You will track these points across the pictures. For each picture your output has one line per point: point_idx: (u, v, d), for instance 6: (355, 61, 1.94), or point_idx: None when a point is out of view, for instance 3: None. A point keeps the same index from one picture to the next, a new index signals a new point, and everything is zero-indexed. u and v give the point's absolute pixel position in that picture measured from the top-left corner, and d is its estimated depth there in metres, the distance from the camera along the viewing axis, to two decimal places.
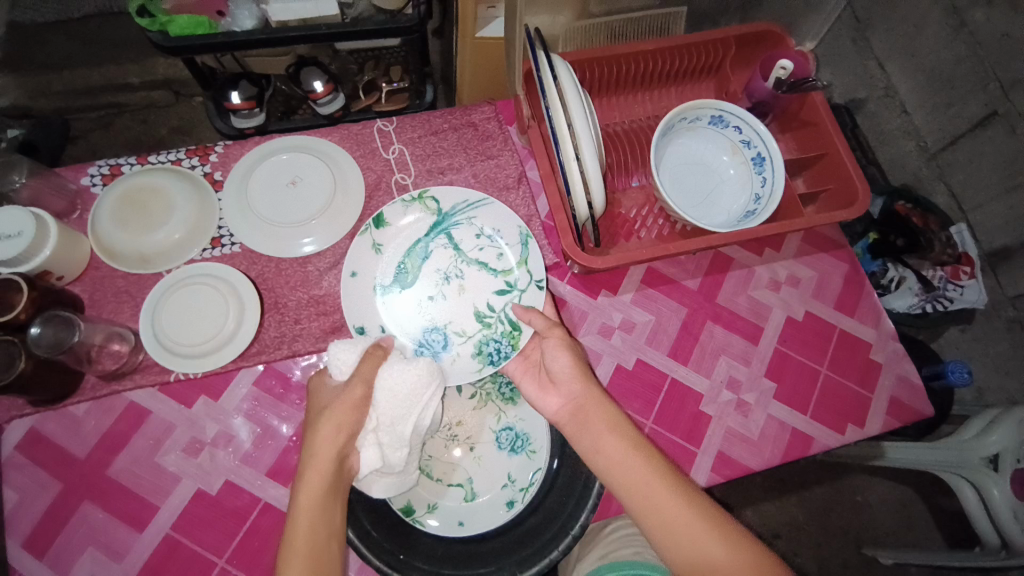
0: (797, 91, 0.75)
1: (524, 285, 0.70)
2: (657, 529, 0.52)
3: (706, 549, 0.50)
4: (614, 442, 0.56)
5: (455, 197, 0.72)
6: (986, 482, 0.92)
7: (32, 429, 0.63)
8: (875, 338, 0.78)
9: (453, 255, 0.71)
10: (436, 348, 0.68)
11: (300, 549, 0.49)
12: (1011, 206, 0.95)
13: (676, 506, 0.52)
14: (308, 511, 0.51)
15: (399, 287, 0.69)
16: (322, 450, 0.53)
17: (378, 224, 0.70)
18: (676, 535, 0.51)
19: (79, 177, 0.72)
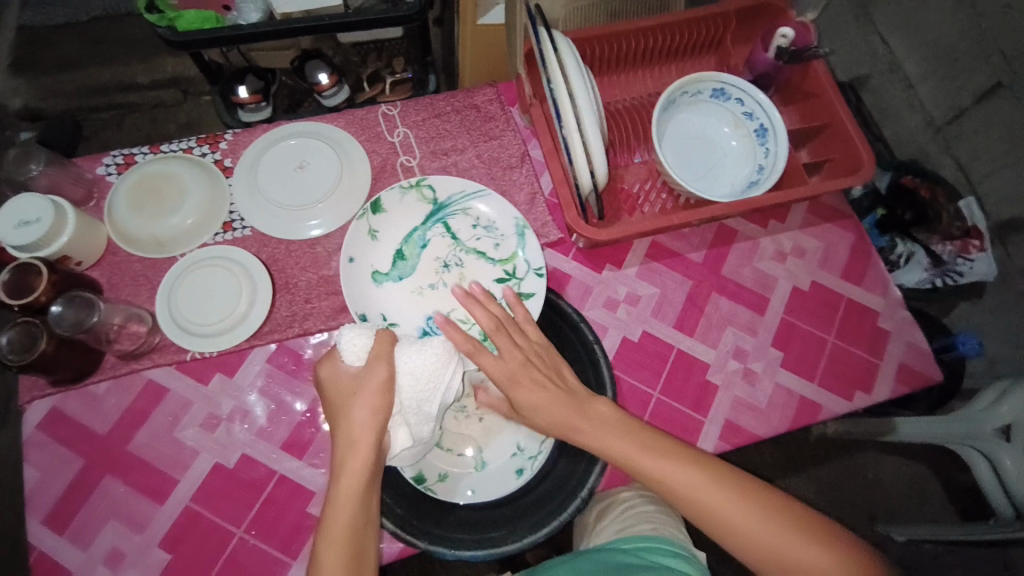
0: (799, 60, 0.74)
1: (522, 273, 0.71)
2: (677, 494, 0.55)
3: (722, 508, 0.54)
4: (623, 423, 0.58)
5: (452, 187, 0.73)
6: (997, 453, 0.91)
7: (53, 408, 0.65)
8: (883, 305, 0.78)
9: (451, 244, 0.73)
10: (441, 334, 0.70)
11: (338, 534, 0.51)
12: (1021, 176, 0.94)
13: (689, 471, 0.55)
14: (346, 502, 0.52)
15: (398, 274, 0.72)
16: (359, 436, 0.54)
17: (375, 210, 0.71)
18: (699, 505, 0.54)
19: (94, 167, 0.74)
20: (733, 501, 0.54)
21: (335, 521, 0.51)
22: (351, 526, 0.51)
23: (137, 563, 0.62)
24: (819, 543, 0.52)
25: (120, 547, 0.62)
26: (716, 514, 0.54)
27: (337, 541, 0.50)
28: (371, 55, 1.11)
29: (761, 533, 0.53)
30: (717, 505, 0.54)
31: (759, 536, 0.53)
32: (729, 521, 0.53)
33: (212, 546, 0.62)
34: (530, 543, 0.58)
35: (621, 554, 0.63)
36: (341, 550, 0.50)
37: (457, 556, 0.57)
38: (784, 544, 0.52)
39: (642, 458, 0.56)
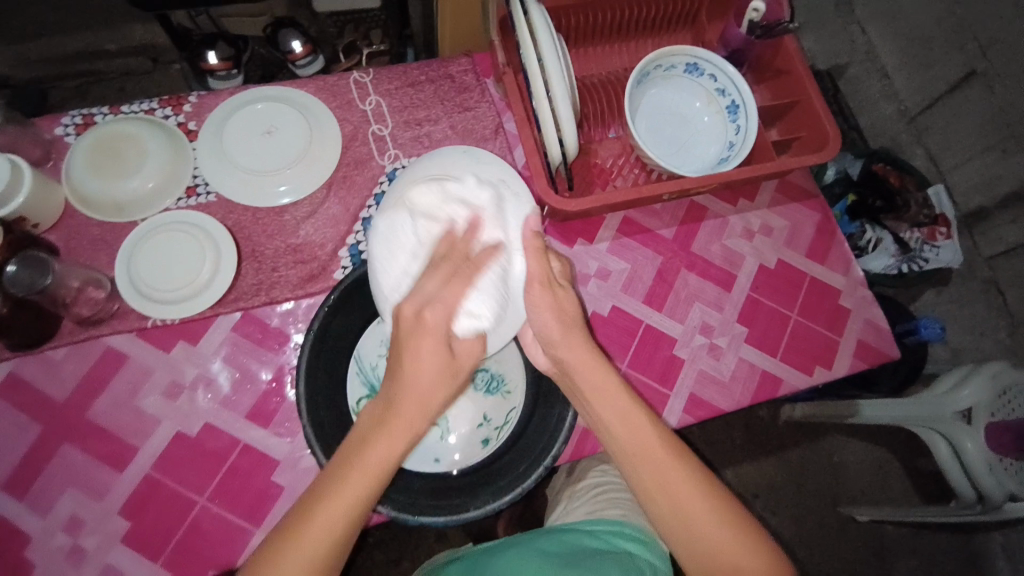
0: (771, 35, 0.75)
1: None
2: (646, 489, 0.49)
3: (693, 513, 0.48)
4: (612, 411, 0.51)
5: None
6: (958, 436, 0.87)
7: (10, 373, 0.64)
8: (844, 284, 0.80)
9: None
10: None
11: (366, 465, 0.45)
12: (986, 165, 0.96)
13: (665, 463, 0.49)
14: (394, 441, 0.46)
15: None
16: (415, 370, 0.47)
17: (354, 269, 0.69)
18: (645, 467, 0.49)
19: (52, 127, 0.72)
20: (683, 473, 0.49)
21: (360, 451, 0.46)
22: (383, 461, 0.46)
23: (96, 530, 0.61)
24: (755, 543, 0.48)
25: (79, 516, 0.61)
26: (657, 488, 0.49)
27: (365, 472, 0.45)
28: (347, 27, 1.08)
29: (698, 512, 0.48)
30: (663, 475, 0.49)
31: (715, 541, 0.48)
32: (698, 527, 0.48)
33: (175, 514, 0.62)
34: (494, 509, 0.58)
35: (585, 537, 0.61)
36: (361, 484, 0.45)
37: (420, 523, 0.57)
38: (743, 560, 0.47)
39: (623, 438, 0.50)
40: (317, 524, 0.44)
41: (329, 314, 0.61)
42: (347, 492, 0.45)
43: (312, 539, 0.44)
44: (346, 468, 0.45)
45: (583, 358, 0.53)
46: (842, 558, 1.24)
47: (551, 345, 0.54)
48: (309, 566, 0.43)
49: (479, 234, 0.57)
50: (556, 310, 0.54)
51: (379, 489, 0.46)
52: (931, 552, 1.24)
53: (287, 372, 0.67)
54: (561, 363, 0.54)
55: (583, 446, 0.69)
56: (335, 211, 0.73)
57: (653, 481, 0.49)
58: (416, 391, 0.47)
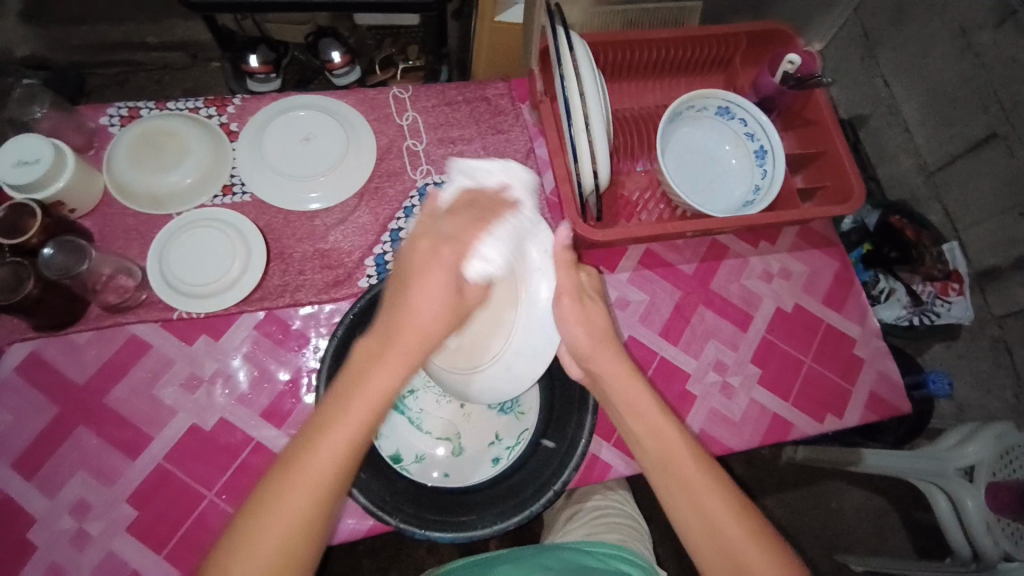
0: (803, 87, 0.77)
1: None
2: (673, 501, 0.50)
3: (720, 526, 0.48)
4: (637, 416, 0.53)
5: None
6: (961, 494, 0.87)
7: (33, 352, 0.65)
8: (860, 335, 0.80)
9: None
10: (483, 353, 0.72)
11: (371, 388, 0.45)
12: (1004, 227, 0.97)
13: (689, 473, 0.50)
14: (393, 367, 0.46)
15: None
16: (420, 302, 0.50)
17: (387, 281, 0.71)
18: (672, 476, 0.50)
19: (97, 116, 0.73)
20: (714, 488, 0.50)
21: (368, 374, 0.46)
22: (386, 388, 0.45)
23: (103, 516, 0.61)
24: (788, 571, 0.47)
25: (87, 499, 0.61)
26: (685, 499, 0.50)
27: (367, 396, 0.45)
28: (386, 40, 1.10)
29: (730, 529, 0.48)
30: (693, 489, 0.49)
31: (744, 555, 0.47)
32: (727, 538, 0.48)
33: (182, 506, 0.62)
34: (500, 530, 0.58)
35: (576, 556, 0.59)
36: (364, 411, 0.44)
37: (427, 537, 0.57)
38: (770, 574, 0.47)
39: (651, 445, 0.52)
40: (323, 447, 0.42)
41: (353, 324, 0.62)
42: (351, 415, 0.44)
43: (313, 471, 0.42)
44: (350, 399, 0.44)
45: (615, 370, 0.55)
46: None
47: (580, 355, 0.56)
48: (313, 499, 0.41)
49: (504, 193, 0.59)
50: (586, 322, 0.57)
51: (378, 415, 0.45)
52: None
53: (304, 375, 0.68)
54: (593, 373, 0.56)
55: (590, 474, 0.70)
56: (364, 220, 0.75)
57: (678, 491, 0.50)
58: (420, 320, 0.49)
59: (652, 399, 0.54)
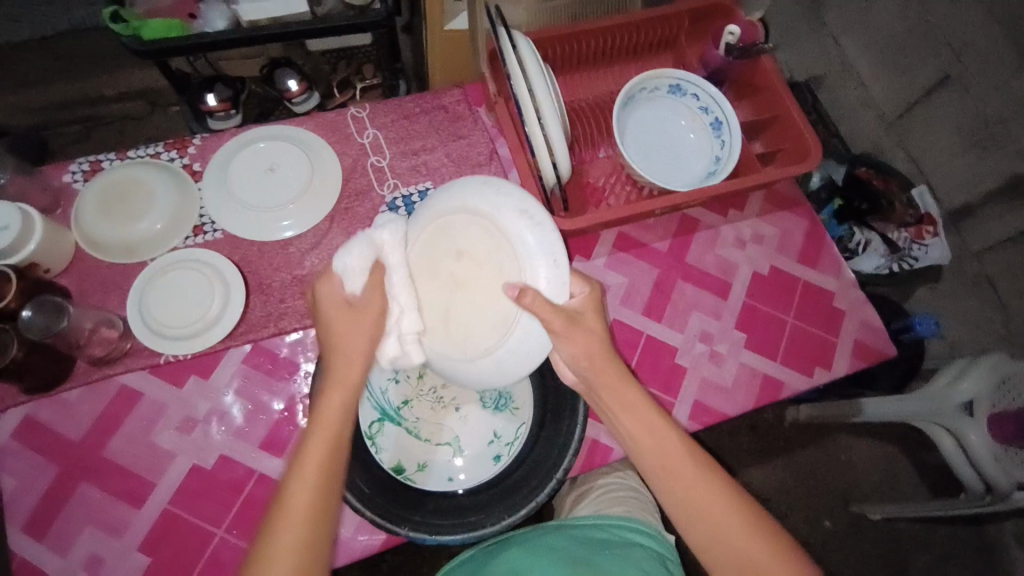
0: (748, 56, 0.78)
1: None
2: (674, 500, 0.51)
3: (722, 521, 0.49)
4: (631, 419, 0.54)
5: None
6: (964, 429, 0.88)
7: (26, 416, 0.65)
8: (837, 286, 0.82)
9: None
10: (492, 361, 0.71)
11: (321, 425, 0.49)
12: (968, 164, 0.99)
13: (688, 474, 0.51)
14: (335, 394, 0.51)
15: None
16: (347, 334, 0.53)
17: None
18: (671, 476, 0.51)
19: (60, 174, 0.74)
20: (721, 497, 0.50)
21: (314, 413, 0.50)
22: (335, 414, 0.50)
23: (116, 569, 0.61)
24: (789, 560, 0.48)
25: (98, 555, 0.61)
26: (686, 497, 0.51)
27: (322, 434, 0.48)
28: (340, 63, 1.11)
29: (744, 543, 0.49)
30: (690, 488, 0.51)
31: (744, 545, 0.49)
32: (726, 531, 0.49)
33: (194, 547, 0.62)
34: (507, 526, 0.59)
35: (596, 531, 0.61)
36: (320, 448, 0.48)
37: (437, 541, 0.59)
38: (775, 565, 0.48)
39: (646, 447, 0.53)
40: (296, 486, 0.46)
41: None
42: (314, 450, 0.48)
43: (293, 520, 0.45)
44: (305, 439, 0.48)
45: (605, 373, 0.55)
46: (857, 558, 1.23)
47: (578, 364, 0.55)
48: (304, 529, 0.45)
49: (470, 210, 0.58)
50: (585, 336, 0.55)
51: (339, 444, 0.49)
52: (945, 548, 1.23)
53: (298, 401, 0.68)
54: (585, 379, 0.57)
55: (592, 459, 0.70)
56: (338, 241, 0.75)
57: (678, 490, 0.51)
58: (348, 344, 0.53)
59: (656, 415, 0.54)
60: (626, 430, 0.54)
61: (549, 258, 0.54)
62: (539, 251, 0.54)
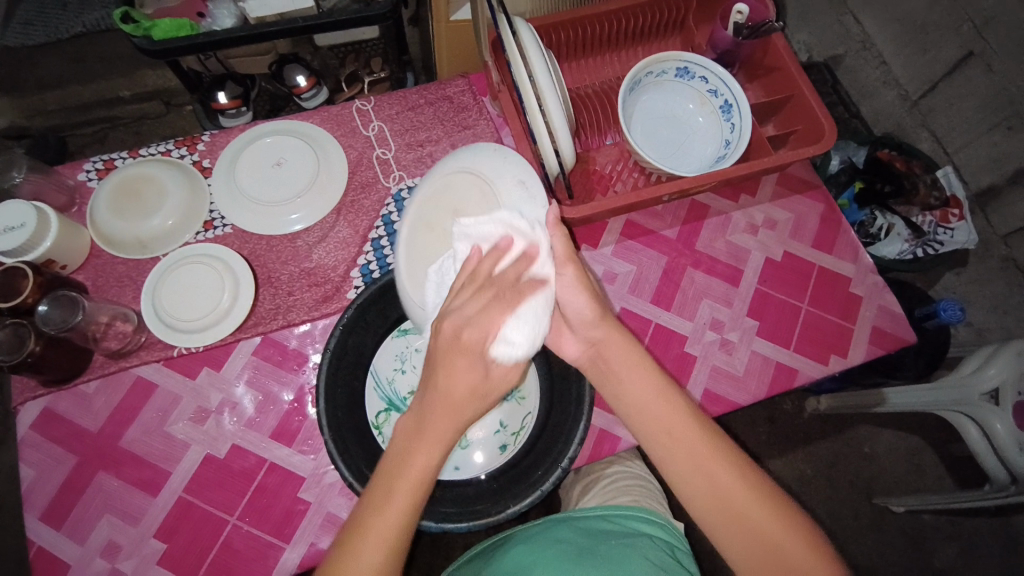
0: (757, 36, 0.76)
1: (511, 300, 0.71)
2: (679, 471, 0.51)
3: (728, 490, 0.49)
4: (642, 392, 0.54)
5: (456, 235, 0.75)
6: (989, 419, 0.85)
7: (45, 408, 0.67)
8: (854, 272, 0.79)
9: None
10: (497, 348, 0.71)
11: (405, 481, 0.47)
12: (995, 143, 0.95)
13: (695, 443, 0.51)
14: (430, 448, 0.47)
15: None
16: (447, 379, 0.48)
17: None
18: (675, 448, 0.52)
19: (75, 173, 0.76)
20: (727, 467, 0.50)
21: (403, 465, 0.47)
22: (424, 470, 0.47)
23: (133, 555, 0.63)
24: (792, 527, 0.48)
25: (116, 540, 0.63)
26: (692, 468, 0.51)
27: (404, 491, 0.47)
28: (349, 57, 1.10)
29: (750, 510, 0.49)
30: (699, 458, 0.51)
31: (750, 513, 0.49)
32: (732, 496, 0.49)
33: (207, 534, 0.64)
34: (512, 514, 0.59)
35: (600, 522, 0.61)
36: (403, 504, 0.46)
37: (443, 529, 0.58)
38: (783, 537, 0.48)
39: (656, 418, 0.53)
40: (371, 535, 0.46)
41: (345, 333, 0.64)
42: (394, 504, 0.46)
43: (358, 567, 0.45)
44: (391, 486, 0.47)
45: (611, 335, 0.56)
46: (880, 551, 1.20)
47: (585, 327, 0.57)
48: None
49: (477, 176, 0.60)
50: (587, 292, 0.56)
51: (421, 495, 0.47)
52: (972, 541, 1.20)
53: (307, 392, 0.69)
54: (594, 345, 0.57)
55: (600, 449, 0.70)
56: (344, 234, 0.76)
57: (681, 462, 0.51)
58: (458, 395, 0.48)
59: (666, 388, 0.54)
60: (635, 404, 0.54)
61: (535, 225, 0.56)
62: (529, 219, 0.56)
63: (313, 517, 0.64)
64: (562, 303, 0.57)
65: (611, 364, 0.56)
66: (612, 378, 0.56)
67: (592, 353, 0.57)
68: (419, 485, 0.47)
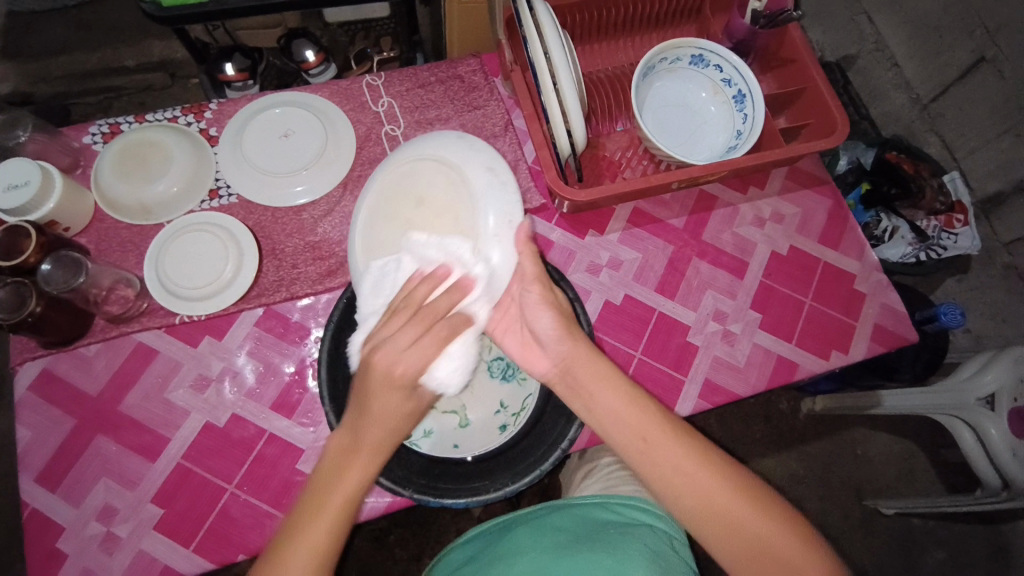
0: (775, 24, 0.76)
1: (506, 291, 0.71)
2: (654, 474, 0.51)
3: (704, 484, 0.49)
4: (610, 399, 0.53)
5: None
6: (983, 423, 0.85)
7: (44, 369, 0.67)
8: (859, 269, 0.79)
9: None
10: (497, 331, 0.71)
11: (332, 500, 0.45)
12: (1002, 150, 0.94)
13: (665, 440, 0.51)
14: (359, 467, 0.46)
15: None
16: (379, 399, 0.47)
17: None
18: (648, 451, 0.51)
19: (80, 136, 0.75)
20: (700, 463, 0.50)
21: (331, 484, 0.46)
22: (353, 487, 0.46)
23: (129, 519, 0.63)
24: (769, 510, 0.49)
25: (112, 504, 0.63)
26: (666, 466, 0.50)
27: (330, 511, 0.45)
28: (358, 35, 1.10)
29: (728, 504, 0.49)
30: (673, 459, 0.50)
31: (729, 506, 0.49)
32: (709, 491, 0.49)
33: (204, 501, 0.63)
34: (511, 491, 0.59)
35: (598, 510, 0.61)
36: (322, 536, 0.44)
37: (441, 504, 0.59)
38: (761, 524, 0.48)
39: (622, 427, 0.52)
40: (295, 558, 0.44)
41: (347, 306, 0.63)
42: (320, 525, 0.45)
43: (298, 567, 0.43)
44: (314, 513, 0.45)
45: (577, 350, 0.56)
46: (867, 551, 1.21)
47: (553, 342, 0.56)
48: None
49: (439, 164, 0.60)
50: (556, 310, 0.57)
51: (350, 517, 0.46)
52: (959, 545, 1.21)
53: (308, 365, 0.69)
54: (563, 361, 0.56)
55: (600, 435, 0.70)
56: (351, 209, 0.75)
57: (654, 463, 0.51)
58: (384, 414, 0.47)
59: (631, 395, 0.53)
60: (610, 413, 0.53)
61: (506, 217, 0.58)
62: (499, 211, 0.58)
63: None
64: (530, 320, 0.57)
65: (581, 378, 0.55)
66: (580, 390, 0.55)
67: (561, 366, 0.56)
68: (347, 505, 0.45)
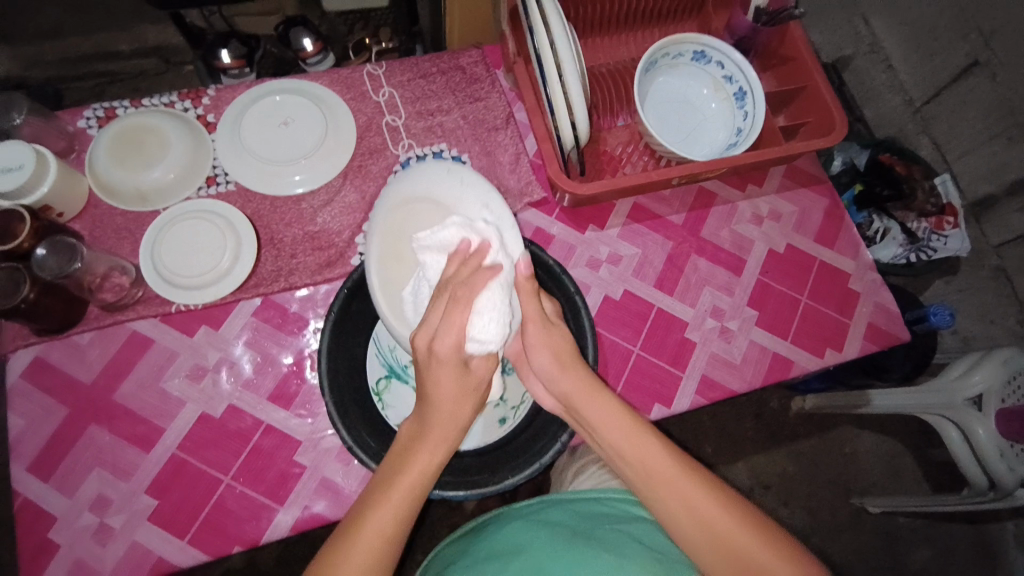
0: (776, 22, 0.77)
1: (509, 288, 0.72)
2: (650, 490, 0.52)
3: (698, 504, 0.50)
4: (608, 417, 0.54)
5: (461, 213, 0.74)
6: (971, 424, 0.86)
7: (36, 357, 0.66)
8: (854, 269, 0.80)
9: None
10: None
11: (400, 483, 0.47)
12: (994, 153, 0.95)
13: (660, 458, 0.52)
14: (435, 446, 0.48)
15: None
16: (438, 386, 0.48)
17: None
18: (644, 469, 0.52)
19: (74, 119, 0.73)
20: (694, 481, 0.51)
21: (399, 469, 0.48)
22: (429, 466, 0.48)
23: (124, 509, 0.62)
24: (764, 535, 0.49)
25: (106, 494, 0.62)
26: (660, 483, 0.51)
27: (399, 489, 0.47)
28: (357, 24, 1.08)
29: (720, 524, 0.49)
30: (668, 478, 0.51)
31: (722, 527, 0.49)
32: (701, 511, 0.49)
33: (200, 492, 0.63)
34: (510, 484, 0.59)
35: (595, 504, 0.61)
36: (391, 512, 0.46)
37: (441, 496, 0.59)
38: (755, 548, 0.48)
39: (620, 443, 0.54)
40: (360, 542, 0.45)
41: (347, 298, 0.63)
42: (390, 502, 0.46)
43: (365, 543, 0.45)
44: (388, 486, 0.47)
45: (576, 385, 0.56)
46: (853, 546, 1.23)
47: (551, 381, 0.57)
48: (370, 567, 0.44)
49: (433, 204, 0.56)
50: (553, 349, 0.57)
51: (417, 500, 0.47)
52: (942, 539, 1.24)
53: (307, 356, 0.69)
54: (563, 396, 0.57)
55: None
56: (350, 199, 0.75)
57: (649, 482, 0.52)
58: (451, 399, 0.48)
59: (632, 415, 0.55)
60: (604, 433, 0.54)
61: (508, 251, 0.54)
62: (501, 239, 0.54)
63: (308, 480, 0.64)
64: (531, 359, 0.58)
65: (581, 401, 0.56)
66: (581, 416, 0.56)
67: (563, 400, 0.58)
68: (420, 481, 0.48)
